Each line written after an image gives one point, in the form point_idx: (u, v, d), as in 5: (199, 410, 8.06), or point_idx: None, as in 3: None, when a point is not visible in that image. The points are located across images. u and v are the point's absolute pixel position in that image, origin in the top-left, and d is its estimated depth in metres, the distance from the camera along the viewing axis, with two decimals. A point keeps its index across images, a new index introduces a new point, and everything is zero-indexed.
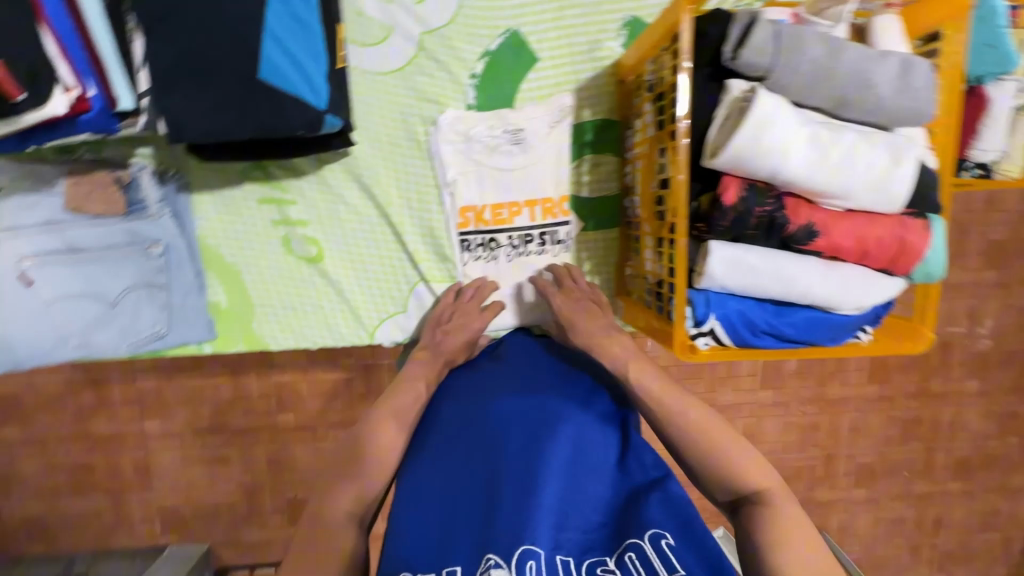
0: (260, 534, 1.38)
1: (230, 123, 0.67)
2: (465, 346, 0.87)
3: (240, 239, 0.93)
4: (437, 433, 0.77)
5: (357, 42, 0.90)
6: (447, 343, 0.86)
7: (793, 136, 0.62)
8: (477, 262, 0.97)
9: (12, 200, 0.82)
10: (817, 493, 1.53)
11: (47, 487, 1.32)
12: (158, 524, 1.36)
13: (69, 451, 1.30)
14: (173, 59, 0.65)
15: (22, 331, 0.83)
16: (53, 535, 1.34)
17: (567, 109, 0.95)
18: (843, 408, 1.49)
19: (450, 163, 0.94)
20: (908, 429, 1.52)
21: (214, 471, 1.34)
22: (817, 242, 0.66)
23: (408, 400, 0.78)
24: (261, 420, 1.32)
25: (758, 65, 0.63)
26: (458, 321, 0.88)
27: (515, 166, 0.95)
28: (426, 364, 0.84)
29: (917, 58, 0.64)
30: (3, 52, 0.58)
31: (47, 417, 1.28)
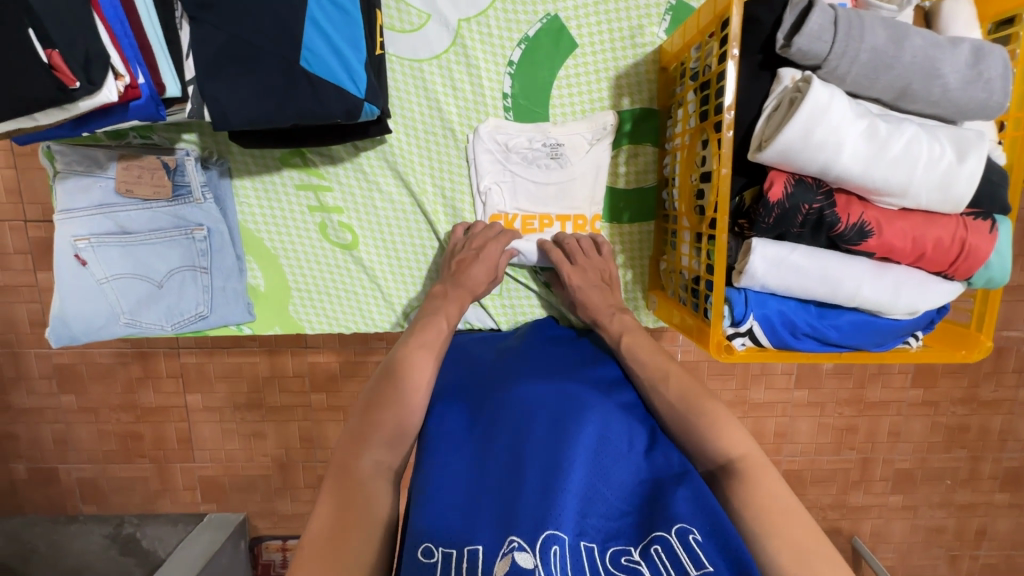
0: (292, 506, 1.43)
1: (272, 110, 0.68)
2: (489, 275, 0.89)
3: (277, 222, 0.95)
4: (458, 411, 0.77)
5: (395, 29, 0.90)
6: (468, 274, 0.88)
7: (848, 128, 0.58)
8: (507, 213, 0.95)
9: (68, 182, 0.85)
10: (851, 497, 1.48)
11: (98, 452, 1.40)
12: (198, 492, 1.43)
13: (118, 418, 1.38)
14: (219, 46, 0.65)
15: (79, 307, 0.88)
16: (103, 497, 1.43)
17: (610, 127, 0.92)
18: (884, 411, 1.43)
19: (486, 173, 0.94)
20: (953, 436, 1.45)
21: (250, 445, 1.40)
22: (869, 242, 0.63)
23: (434, 335, 0.81)
24: (295, 398, 1.37)
25: (813, 53, 0.59)
26: (472, 250, 0.89)
27: (550, 180, 0.94)
28: (448, 298, 0.86)
29: (988, 43, 0.59)
30: (59, 40, 0.59)
31: (98, 386, 1.36)
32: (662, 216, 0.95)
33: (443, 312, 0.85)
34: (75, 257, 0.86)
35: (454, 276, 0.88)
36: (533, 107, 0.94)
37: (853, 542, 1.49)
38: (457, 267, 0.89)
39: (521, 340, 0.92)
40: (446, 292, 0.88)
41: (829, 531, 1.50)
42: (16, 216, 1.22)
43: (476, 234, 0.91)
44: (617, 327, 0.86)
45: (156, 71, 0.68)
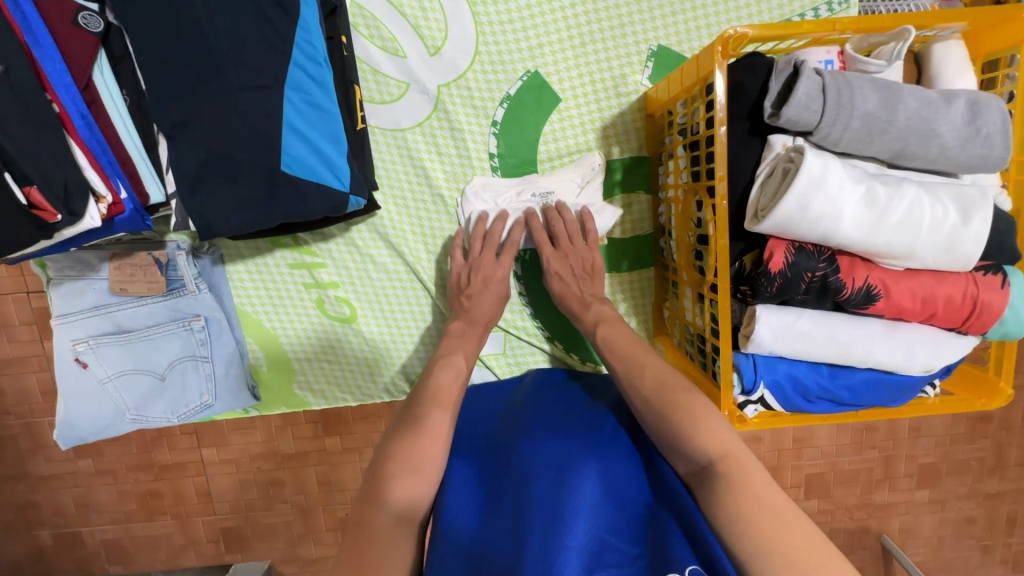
0: (316, 550, 1.39)
1: (257, 217, 0.67)
2: (500, 304, 0.87)
3: (274, 302, 0.94)
4: (462, 478, 0.75)
5: (376, 101, 0.88)
6: (479, 308, 0.85)
7: (846, 196, 0.57)
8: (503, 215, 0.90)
9: (62, 289, 0.85)
10: (877, 496, 1.45)
11: (117, 513, 1.35)
12: (221, 543, 1.38)
13: (133, 478, 1.33)
14: (198, 163, 0.63)
15: (84, 408, 0.88)
16: (128, 556, 1.38)
17: (599, 167, 0.91)
18: None
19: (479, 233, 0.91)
20: (978, 427, 1.43)
21: (269, 493, 1.35)
22: (877, 304, 0.61)
23: (453, 388, 0.77)
24: (308, 443, 1.32)
25: (804, 122, 0.57)
26: (479, 280, 0.85)
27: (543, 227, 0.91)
28: (463, 335, 0.85)
29: (983, 96, 0.57)
30: (38, 175, 0.59)
31: (113, 447, 1.31)
32: (662, 263, 0.94)
33: (460, 350, 0.83)
34: (75, 360, 0.86)
35: (465, 312, 0.86)
36: (521, 163, 0.93)
37: (882, 541, 1.47)
38: (466, 296, 0.86)
39: (524, 389, 0.89)
40: (463, 332, 0.85)
41: (859, 532, 1.47)
42: (18, 288, 1.17)
43: (479, 261, 0.86)
44: (592, 317, 0.83)
45: (136, 180, 0.68)
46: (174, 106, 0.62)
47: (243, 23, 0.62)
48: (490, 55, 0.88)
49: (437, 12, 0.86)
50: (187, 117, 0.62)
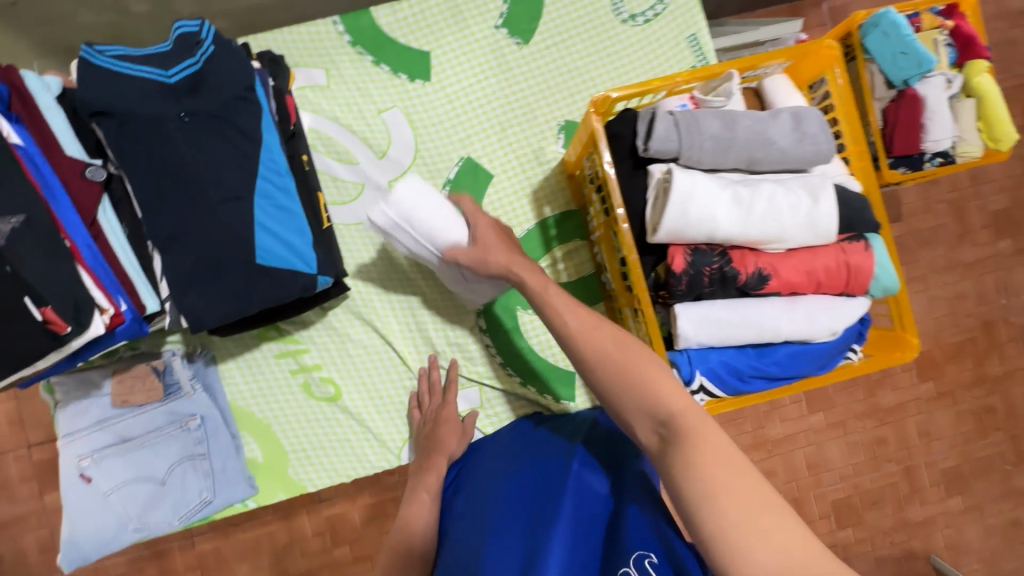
0: None
1: (241, 305, 0.78)
2: (459, 437, 0.99)
3: (264, 393, 1.02)
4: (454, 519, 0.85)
5: (336, 203, 1.04)
6: (440, 438, 0.97)
7: (716, 201, 0.69)
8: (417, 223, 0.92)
9: (68, 409, 0.93)
10: (911, 512, 1.51)
11: None
12: None
13: None
14: (188, 267, 0.76)
15: (87, 524, 0.92)
16: None
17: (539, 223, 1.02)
18: (905, 413, 1.54)
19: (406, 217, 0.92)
20: (982, 421, 1.55)
21: None
22: (771, 284, 0.72)
23: (421, 510, 0.88)
24: (320, 560, 1.24)
25: (669, 149, 0.72)
26: (435, 414, 1.00)
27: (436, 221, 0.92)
28: (426, 464, 0.95)
29: (802, 107, 0.73)
30: (50, 298, 0.70)
31: None
32: (609, 296, 1.04)
33: (422, 483, 0.92)
34: (79, 476, 0.92)
35: (430, 435, 0.99)
36: None
37: (933, 562, 1.49)
38: (427, 437, 0.99)
39: (505, 435, 0.98)
40: (422, 464, 0.96)
41: (907, 556, 1.51)
42: (19, 444, 1.18)
43: (432, 411, 1.01)
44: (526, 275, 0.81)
45: (135, 295, 0.80)
46: (165, 226, 0.76)
47: (219, 152, 0.77)
48: (429, 150, 1.06)
49: (379, 125, 1.05)
50: (175, 235, 0.76)
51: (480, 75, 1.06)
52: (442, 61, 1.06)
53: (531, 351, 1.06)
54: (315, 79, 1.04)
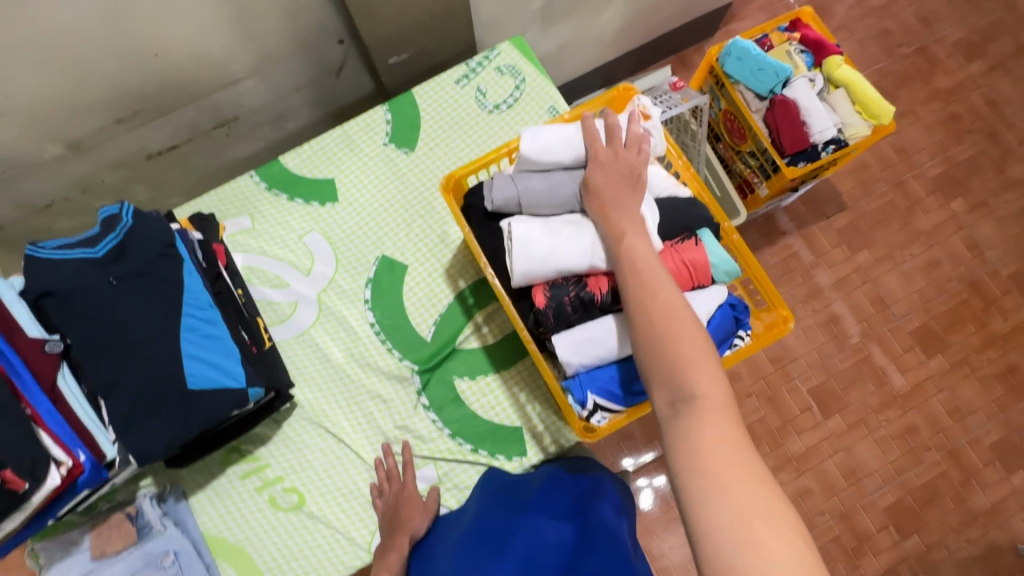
0: None
1: (181, 430, 0.89)
2: (421, 512, 1.00)
3: (235, 516, 1.06)
4: None
5: (274, 323, 1.16)
6: (403, 517, 0.99)
7: (551, 237, 0.80)
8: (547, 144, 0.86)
9: (50, 572, 0.99)
10: (977, 501, 1.55)
11: None
12: None
13: None
14: (129, 406, 0.87)
15: None
16: None
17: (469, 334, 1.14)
18: (926, 393, 1.61)
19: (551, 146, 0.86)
20: (1007, 383, 1.62)
21: None
22: (626, 297, 0.80)
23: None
24: None
25: (510, 200, 0.85)
26: (393, 496, 1.03)
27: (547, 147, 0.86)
28: (387, 547, 0.96)
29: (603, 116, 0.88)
30: (8, 461, 0.80)
31: None
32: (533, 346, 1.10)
33: (382, 565, 0.93)
34: None
35: (392, 517, 1.00)
36: (395, 321, 1.15)
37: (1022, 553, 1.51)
38: (390, 519, 1.00)
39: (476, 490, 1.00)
40: (385, 545, 0.97)
41: (991, 551, 1.52)
42: None
43: (389, 494, 1.04)
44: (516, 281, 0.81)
45: (94, 446, 0.88)
46: (103, 380, 0.88)
47: (147, 302, 0.91)
48: (349, 257, 1.19)
49: (302, 247, 1.20)
50: (111, 384, 0.88)
51: (380, 185, 1.22)
52: (345, 181, 1.22)
53: (476, 416, 1.10)
54: (242, 224, 1.20)
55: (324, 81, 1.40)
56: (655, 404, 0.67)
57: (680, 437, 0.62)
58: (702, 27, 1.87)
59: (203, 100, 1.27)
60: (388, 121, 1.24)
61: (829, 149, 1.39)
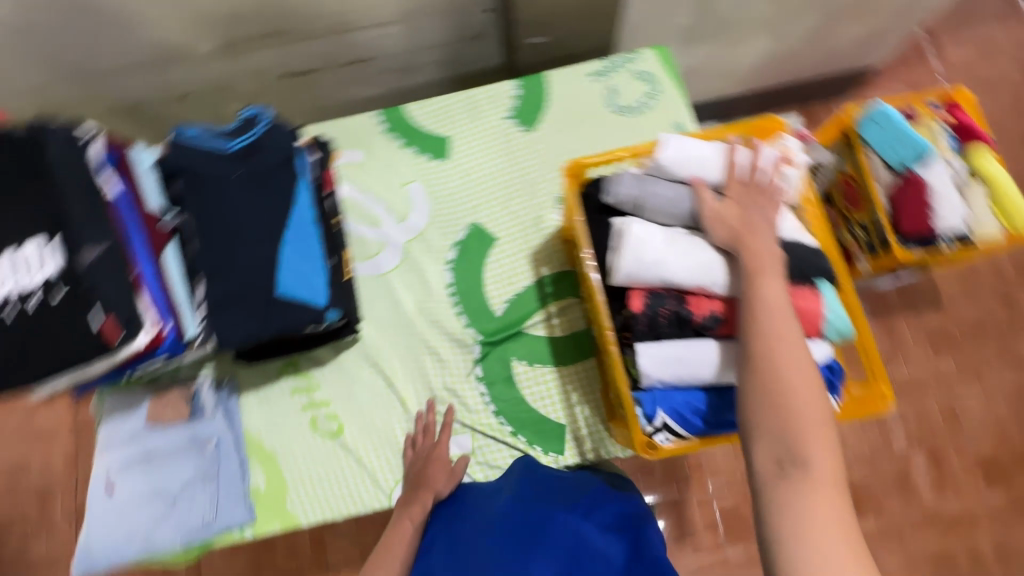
0: None
1: (259, 328, 0.92)
2: (449, 476, 1.02)
3: (276, 425, 1.11)
4: (437, 551, 0.85)
5: (358, 257, 1.19)
6: (428, 474, 1.01)
7: (661, 247, 0.79)
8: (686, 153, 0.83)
9: (109, 422, 1.07)
10: None
11: None
12: None
13: None
14: (222, 292, 0.92)
15: (103, 533, 1.01)
16: None
17: (538, 320, 1.14)
18: (978, 525, 1.49)
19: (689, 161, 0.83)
20: None
21: None
22: (723, 327, 0.79)
23: (403, 537, 0.92)
24: None
25: (628, 199, 0.84)
26: (428, 453, 1.04)
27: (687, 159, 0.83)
28: (414, 499, 0.97)
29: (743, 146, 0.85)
30: (110, 311, 0.84)
31: None
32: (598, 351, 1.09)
33: (406, 513, 0.95)
34: (105, 486, 1.04)
35: (423, 474, 1.01)
36: (470, 288, 1.17)
37: None
38: (418, 474, 1.02)
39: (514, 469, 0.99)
40: (411, 496, 0.98)
41: None
42: None
43: (422, 449, 1.06)
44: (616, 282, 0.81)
45: (179, 321, 0.95)
46: (208, 261, 0.93)
47: (262, 203, 0.96)
48: (444, 215, 1.21)
49: (402, 194, 1.23)
50: (215, 267, 0.93)
51: (491, 156, 1.24)
52: (459, 143, 1.24)
53: (524, 401, 1.10)
54: (354, 158, 1.25)
55: (459, 44, 1.43)
56: (756, 464, 0.67)
57: (787, 504, 0.62)
58: (839, 86, 1.80)
59: (347, 34, 1.32)
60: (515, 96, 1.25)
61: (950, 241, 1.29)
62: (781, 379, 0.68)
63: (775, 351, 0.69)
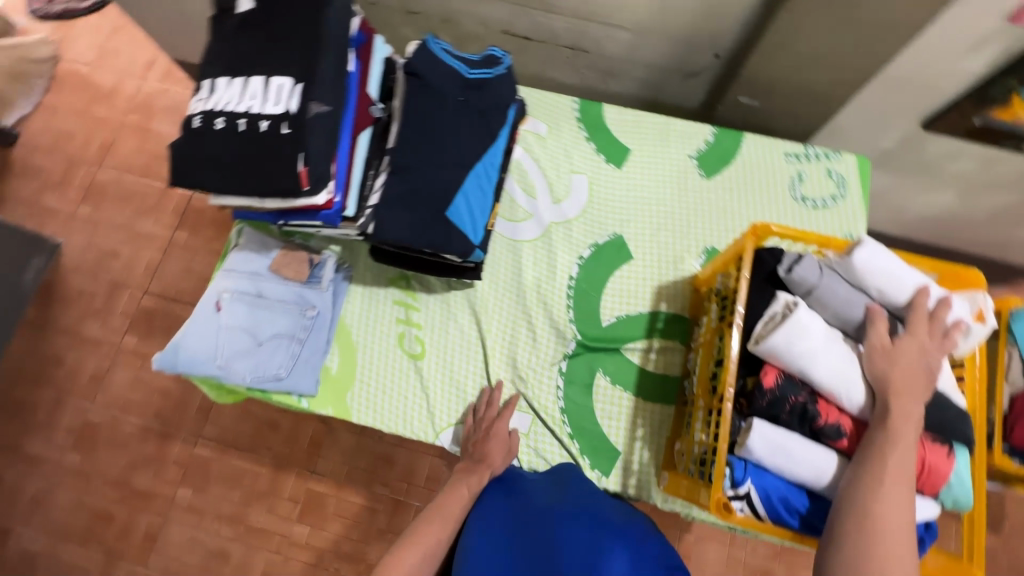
0: None
1: (414, 236, 0.99)
2: (504, 455, 1.04)
3: (370, 324, 1.18)
4: (487, 537, 0.83)
5: (503, 217, 1.25)
6: (485, 448, 1.03)
7: (818, 343, 0.78)
8: (880, 269, 0.82)
9: (241, 252, 1.17)
10: None
11: (202, 544, 1.69)
12: None
13: (219, 530, 1.70)
14: (401, 190, 1.00)
15: (194, 341, 1.09)
16: None
17: (638, 348, 1.16)
18: None
19: (880, 278, 0.82)
20: None
21: None
22: (844, 440, 0.79)
23: (456, 505, 0.93)
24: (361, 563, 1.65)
25: (806, 281, 0.83)
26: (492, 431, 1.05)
27: (879, 275, 0.82)
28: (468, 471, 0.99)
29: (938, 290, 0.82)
30: (313, 163, 0.91)
31: (239, 497, 1.72)
32: (682, 401, 1.09)
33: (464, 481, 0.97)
34: (214, 303, 1.12)
35: (482, 445, 1.03)
36: (589, 289, 1.20)
37: None
38: (476, 446, 1.04)
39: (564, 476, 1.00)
40: (468, 467, 1.00)
41: None
42: None
43: (481, 418, 1.09)
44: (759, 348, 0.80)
45: (347, 198, 1.01)
46: (401, 159, 1.01)
47: (466, 130, 1.01)
48: (594, 216, 1.25)
49: (566, 179, 1.27)
50: (404, 167, 1.01)
51: (660, 184, 1.26)
52: (637, 160, 1.28)
53: (592, 412, 1.12)
54: (539, 128, 1.30)
55: (669, 75, 1.46)
56: None
57: None
58: (996, 271, 1.73)
59: (579, 22, 1.36)
60: (707, 142, 1.27)
61: None
62: (880, 529, 0.69)
63: (882, 500, 0.70)
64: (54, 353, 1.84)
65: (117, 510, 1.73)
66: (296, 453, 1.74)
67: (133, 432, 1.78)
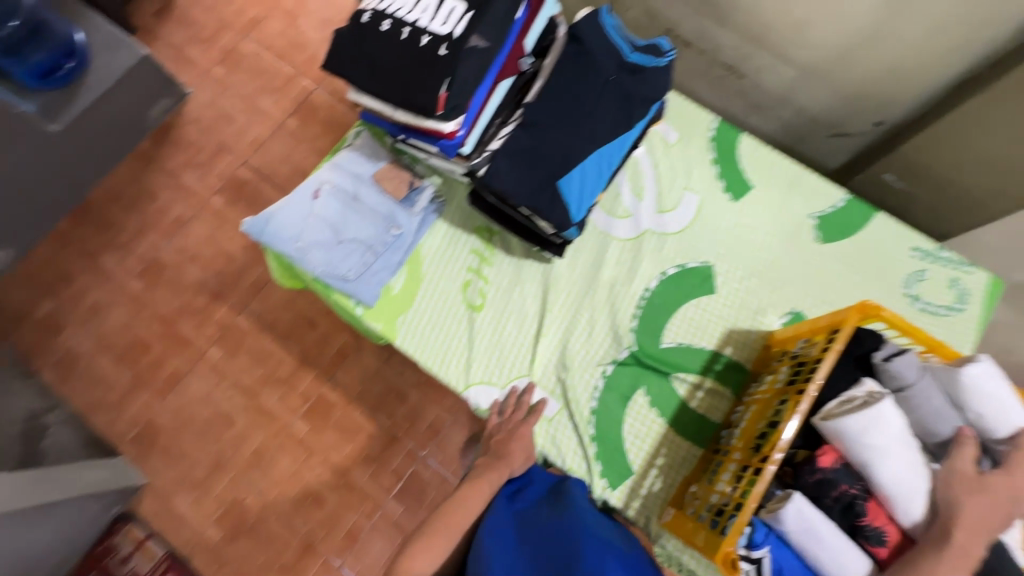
0: (289, 554, 1.67)
1: (519, 192, 0.99)
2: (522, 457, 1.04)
3: (442, 262, 1.20)
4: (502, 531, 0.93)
5: (603, 207, 1.23)
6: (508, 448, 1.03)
7: (893, 444, 0.73)
8: (990, 399, 0.75)
9: (353, 152, 1.21)
10: None
11: (215, 404, 1.80)
12: (220, 507, 1.72)
13: (234, 398, 1.80)
14: (523, 145, 1.00)
15: (284, 217, 1.12)
16: (169, 444, 1.78)
17: (687, 381, 1.12)
18: None
19: (986, 406, 0.75)
20: None
21: (305, 502, 1.71)
22: (883, 549, 0.74)
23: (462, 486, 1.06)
24: (345, 477, 1.72)
25: (899, 379, 0.79)
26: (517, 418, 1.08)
27: (987, 404, 0.75)
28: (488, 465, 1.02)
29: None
30: (455, 93, 0.93)
31: (260, 376, 1.81)
32: (713, 448, 1.06)
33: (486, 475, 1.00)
34: (313, 190, 1.16)
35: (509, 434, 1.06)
36: (661, 306, 1.17)
37: None
38: (498, 443, 1.05)
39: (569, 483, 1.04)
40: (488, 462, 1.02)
41: None
42: None
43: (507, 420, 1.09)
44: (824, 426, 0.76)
45: (468, 134, 1.02)
46: (535, 115, 1.01)
47: (605, 110, 1.00)
48: (692, 238, 1.21)
49: (677, 193, 1.23)
50: (535, 124, 1.00)
51: (770, 232, 1.21)
52: (755, 200, 1.22)
53: (620, 424, 1.10)
54: (668, 135, 1.26)
55: (816, 127, 1.39)
56: None
57: None
58: None
59: (746, 44, 1.31)
60: (835, 207, 1.20)
61: None
62: None
63: None
64: (151, 187, 1.98)
65: (155, 344, 1.86)
66: (323, 355, 1.82)
67: (191, 282, 1.90)
